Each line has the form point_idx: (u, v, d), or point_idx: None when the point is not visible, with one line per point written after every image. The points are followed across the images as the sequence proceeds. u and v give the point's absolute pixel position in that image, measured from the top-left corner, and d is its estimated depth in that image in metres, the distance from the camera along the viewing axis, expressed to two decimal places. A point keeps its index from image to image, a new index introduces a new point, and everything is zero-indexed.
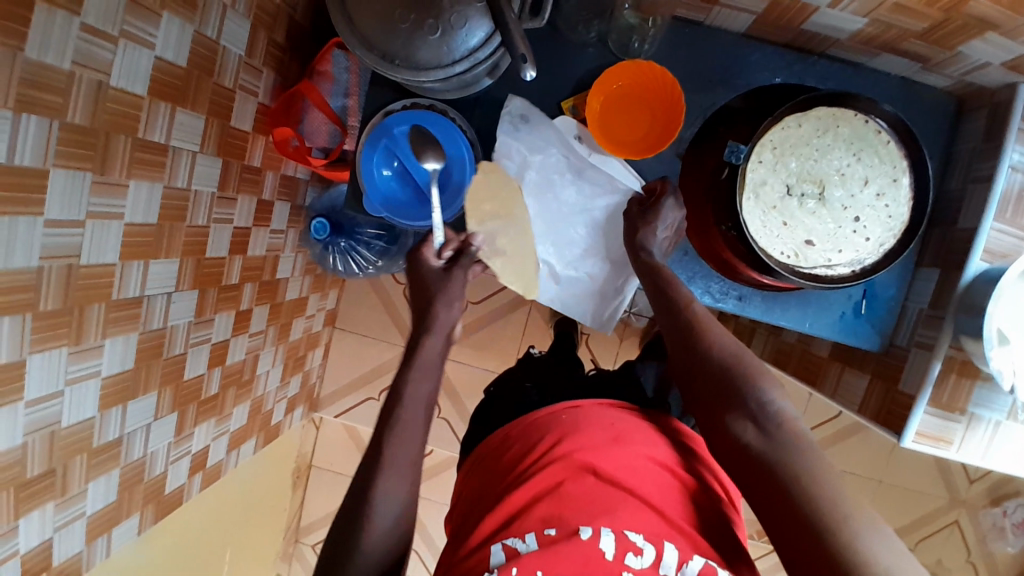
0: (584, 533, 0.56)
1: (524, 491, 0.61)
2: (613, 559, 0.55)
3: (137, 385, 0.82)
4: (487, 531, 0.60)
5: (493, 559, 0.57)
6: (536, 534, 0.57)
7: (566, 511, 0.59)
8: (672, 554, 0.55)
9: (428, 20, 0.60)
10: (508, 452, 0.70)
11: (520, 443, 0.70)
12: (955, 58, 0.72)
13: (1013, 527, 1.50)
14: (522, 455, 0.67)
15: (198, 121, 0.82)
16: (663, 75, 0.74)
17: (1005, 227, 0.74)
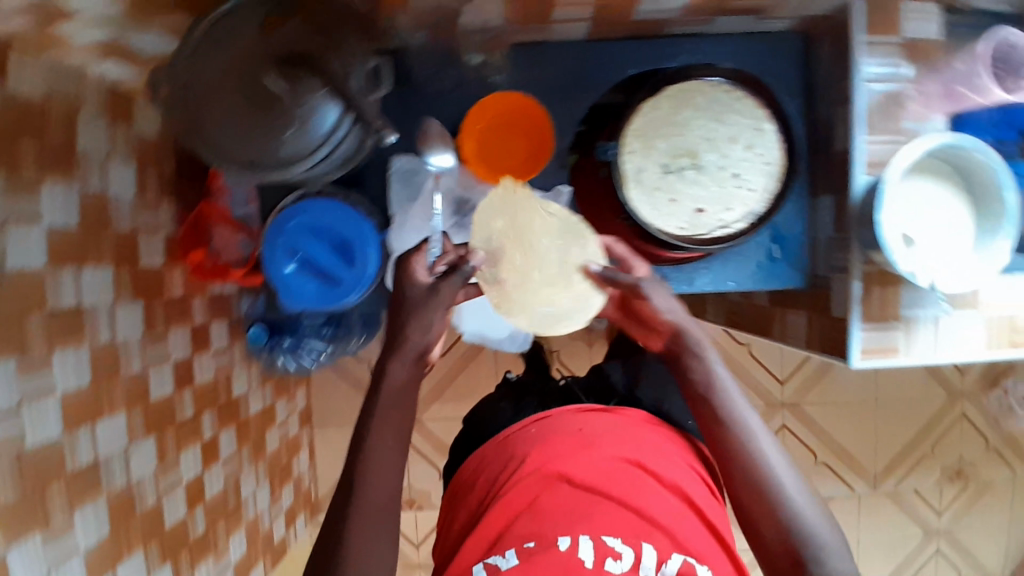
0: (563, 544, 0.65)
1: (502, 515, 0.69)
2: (593, 565, 0.63)
3: (120, 548, 0.82)
4: (470, 557, 0.68)
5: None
6: (516, 548, 0.66)
7: (544, 524, 0.67)
8: (651, 555, 0.65)
9: (280, 118, 0.63)
10: (482, 472, 0.78)
11: (493, 463, 0.78)
12: (782, 3, 0.75)
13: (1019, 403, 1.51)
14: (496, 473, 0.75)
15: (107, 272, 0.84)
16: (518, 99, 0.79)
17: (880, 136, 0.77)
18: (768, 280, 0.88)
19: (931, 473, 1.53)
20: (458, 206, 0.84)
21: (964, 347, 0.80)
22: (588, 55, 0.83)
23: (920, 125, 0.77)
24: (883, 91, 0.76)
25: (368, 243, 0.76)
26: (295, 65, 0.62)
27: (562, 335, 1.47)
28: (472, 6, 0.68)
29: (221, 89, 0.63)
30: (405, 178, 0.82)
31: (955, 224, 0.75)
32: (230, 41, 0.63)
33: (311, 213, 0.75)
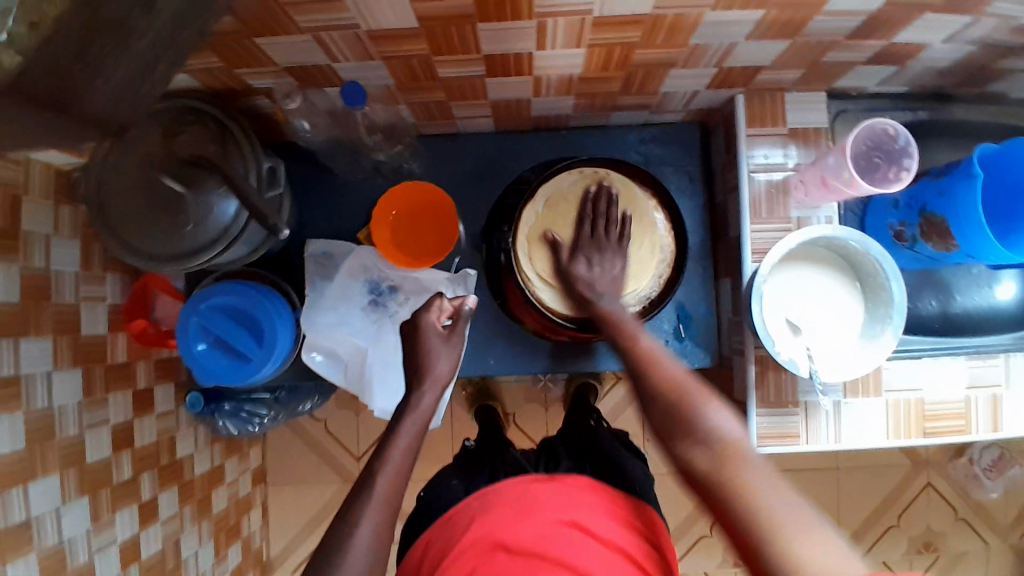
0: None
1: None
2: None
3: None
4: None
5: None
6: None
7: None
8: None
9: (181, 216, 0.69)
10: (429, 549, 0.72)
11: (440, 537, 0.72)
12: (666, 98, 0.82)
13: (985, 472, 1.47)
14: (440, 551, 0.70)
15: (46, 343, 0.89)
16: (422, 186, 0.84)
17: (766, 224, 0.81)
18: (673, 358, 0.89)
19: (897, 544, 1.48)
20: (374, 285, 0.87)
21: (866, 432, 0.83)
22: (498, 144, 0.89)
23: (811, 211, 0.82)
24: (769, 179, 0.82)
25: (277, 320, 0.81)
26: (194, 168, 0.69)
27: (518, 398, 1.47)
28: (369, 108, 0.74)
29: (125, 188, 0.69)
30: (320, 257, 0.87)
31: (841, 313, 0.78)
32: (135, 146, 0.69)
33: (222, 295, 0.80)
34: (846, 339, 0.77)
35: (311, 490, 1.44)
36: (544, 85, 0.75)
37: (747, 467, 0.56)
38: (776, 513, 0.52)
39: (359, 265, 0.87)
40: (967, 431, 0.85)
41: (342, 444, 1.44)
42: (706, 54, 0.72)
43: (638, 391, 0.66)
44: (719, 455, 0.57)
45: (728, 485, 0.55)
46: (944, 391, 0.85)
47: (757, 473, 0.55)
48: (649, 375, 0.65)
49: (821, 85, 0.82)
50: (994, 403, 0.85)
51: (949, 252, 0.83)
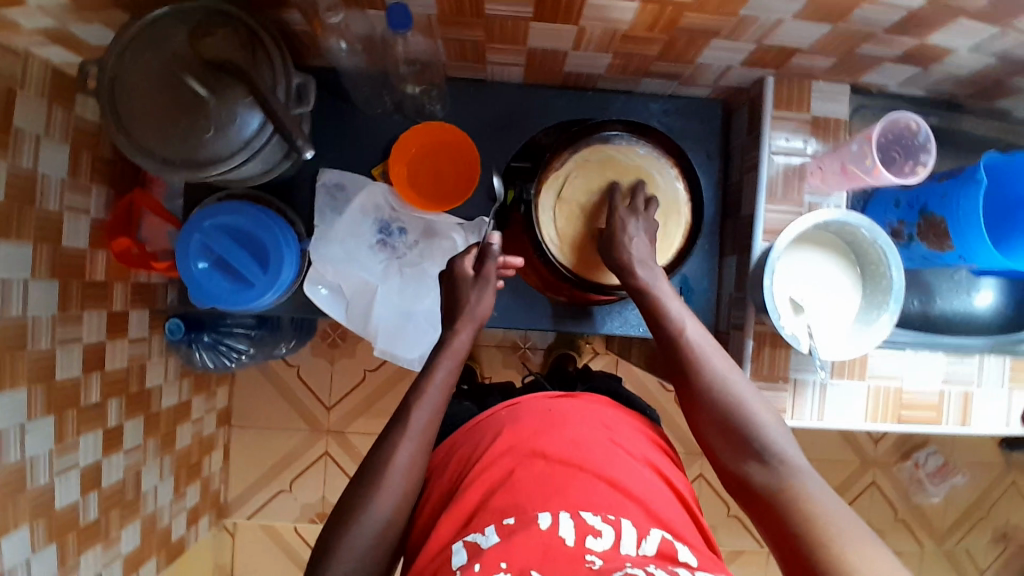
0: (544, 522, 0.61)
1: (476, 489, 0.67)
2: (574, 543, 0.59)
3: (4, 521, 0.82)
4: (446, 538, 0.64)
5: (455, 559, 0.61)
6: (494, 525, 0.62)
7: (520, 498, 0.64)
8: (630, 530, 0.62)
9: (201, 122, 0.66)
10: (455, 455, 0.75)
11: (467, 444, 0.76)
12: (699, 70, 0.82)
13: (929, 477, 1.57)
14: (468, 455, 0.73)
15: (25, 249, 0.84)
16: (450, 129, 0.82)
17: (779, 205, 0.82)
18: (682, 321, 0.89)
19: None
20: (384, 224, 0.86)
21: (846, 413, 0.86)
22: (523, 96, 0.87)
23: (823, 198, 0.84)
24: (789, 162, 0.83)
25: (282, 245, 0.78)
26: (219, 72, 0.65)
27: (494, 364, 1.47)
28: (405, 38, 0.72)
29: (146, 87, 0.66)
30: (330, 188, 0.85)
31: (842, 298, 0.80)
32: (160, 43, 0.65)
33: (229, 215, 0.77)
34: (842, 323, 0.80)
35: (276, 435, 1.41)
36: (586, 39, 0.74)
37: (805, 481, 0.61)
38: (827, 519, 0.56)
39: (370, 202, 0.85)
40: (938, 421, 0.89)
41: (311, 392, 1.41)
42: (754, 25, 0.72)
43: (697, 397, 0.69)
44: (780, 470, 0.62)
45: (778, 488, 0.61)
46: (922, 382, 0.88)
47: (814, 486, 0.60)
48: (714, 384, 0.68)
49: (849, 76, 0.84)
50: (964, 400, 0.89)
51: (943, 253, 0.85)
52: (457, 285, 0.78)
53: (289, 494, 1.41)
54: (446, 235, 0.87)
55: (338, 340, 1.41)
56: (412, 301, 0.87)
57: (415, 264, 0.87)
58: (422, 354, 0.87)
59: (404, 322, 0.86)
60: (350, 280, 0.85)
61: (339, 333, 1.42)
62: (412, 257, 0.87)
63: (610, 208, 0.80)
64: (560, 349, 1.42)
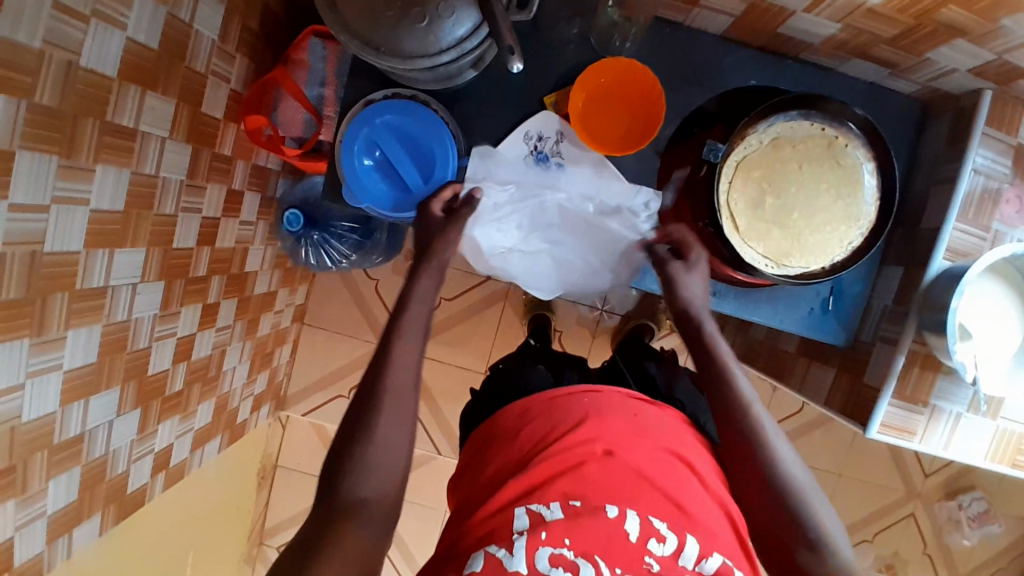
0: (611, 512, 0.61)
1: (549, 466, 0.64)
2: (636, 541, 0.59)
3: (100, 379, 0.80)
4: (507, 499, 0.64)
5: (517, 522, 0.61)
6: (561, 502, 0.61)
7: (587, 490, 0.62)
8: (692, 547, 0.60)
9: (415, 9, 0.60)
10: (525, 428, 0.71)
11: (540, 421, 0.71)
12: (923, 65, 0.75)
13: (968, 520, 1.53)
14: (542, 432, 0.69)
15: (169, 105, 0.80)
16: (644, 72, 0.75)
17: (966, 227, 0.77)
18: (829, 322, 0.86)
19: (865, 557, 1.54)
20: (543, 157, 0.81)
21: (969, 446, 0.80)
22: (716, 52, 0.81)
23: (1009, 229, 0.77)
24: (985, 185, 0.76)
25: (451, 158, 0.76)
26: None
27: (570, 318, 1.44)
28: None
29: None
30: (499, 110, 0.81)
31: (1008, 333, 0.75)
32: None
33: (400, 114, 0.74)
34: (1000, 359, 0.75)
35: (344, 341, 1.40)
36: (824, 5, 0.68)
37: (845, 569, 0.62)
38: None
39: (535, 130, 0.81)
40: None
41: (385, 308, 1.40)
42: (1002, 38, 0.65)
43: (747, 465, 0.68)
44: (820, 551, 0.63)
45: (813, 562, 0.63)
46: None
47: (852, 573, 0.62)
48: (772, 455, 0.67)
49: None
50: None
51: None
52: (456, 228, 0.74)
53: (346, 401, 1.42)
54: (608, 184, 0.81)
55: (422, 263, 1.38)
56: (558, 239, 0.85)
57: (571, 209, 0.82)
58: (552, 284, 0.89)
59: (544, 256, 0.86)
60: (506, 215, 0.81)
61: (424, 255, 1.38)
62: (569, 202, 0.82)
63: (802, 185, 0.73)
64: (640, 317, 1.39)
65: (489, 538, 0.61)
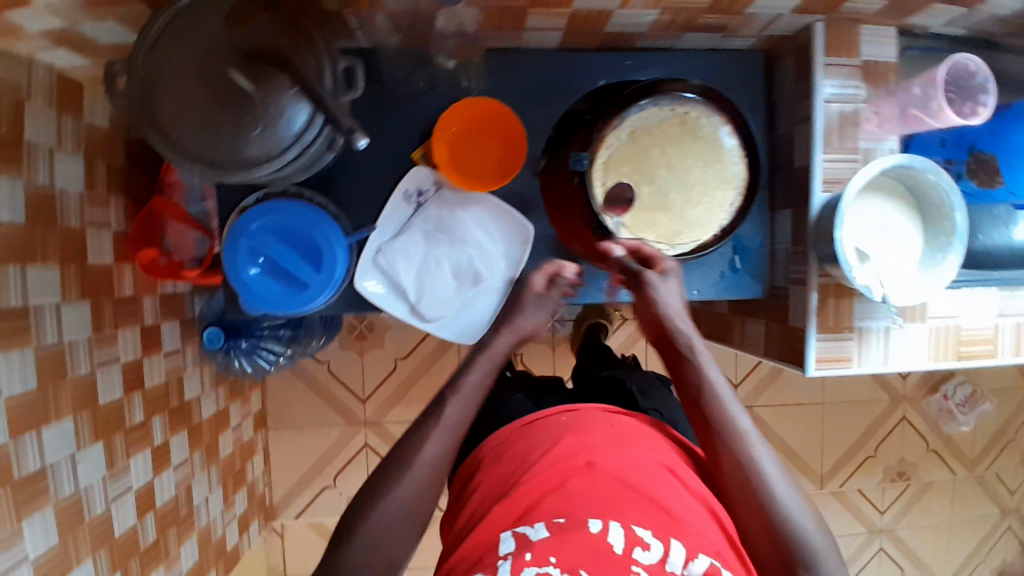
0: (595, 526, 0.61)
1: (532, 490, 0.66)
2: (622, 552, 0.60)
3: (70, 556, 0.80)
4: (495, 528, 0.65)
5: (504, 548, 0.62)
6: (546, 521, 0.62)
7: (573, 505, 0.64)
8: (678, 552, 0.61)
9: (246, 119, 0.61)
10: (508, 453, 0.74)
11: (523, 445, 0.75)
12: (747, 21, 0.77)
13: (958, 407, 1.57)
14: (525, 456, 0.72)
15: (53, 271, 0.80)
16: (498, 106, 0.78)
17: (835, 154, 0.80)
18: (744, 281, 0.89)
19: (874, 473, 1.57)
20: (422, 208, 0.82)
21: (910, 354, 0.85)
22: (560, 63, 0.84)
23: (877, 144, 0.81)
24: (842, 110, 0.79)
25: (338, 250, 0.74)
26: (261, 61, 0.60)
27: None
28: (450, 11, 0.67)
29: (184, 85, 0.61)
30: (373, 180, 0.82)
31: (904, 242, 0.78)
32: (193, 35, 0.61)
33: (272, 214, 0.73)
34: (907, 270, 0.78)
35: (313, 431, 1.39)
36: None
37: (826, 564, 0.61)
38: None
39: (412, 186, 0.82)
40: (994, 354, 0.89)
41: (345, 387, 1.39)
42: None
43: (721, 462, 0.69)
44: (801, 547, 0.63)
45: None
46: (979, 319, 0.88)
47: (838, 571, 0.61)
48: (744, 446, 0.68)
49: (897, 18, 0.79)
50: (1017, 331, 0.90)
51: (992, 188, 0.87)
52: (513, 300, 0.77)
53: (335, 490, 1.40)
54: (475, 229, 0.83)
55: (366, 332, 1.38)
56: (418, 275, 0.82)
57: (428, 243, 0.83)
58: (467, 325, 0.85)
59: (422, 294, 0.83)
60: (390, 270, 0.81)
61: (366, 324, 1.38)
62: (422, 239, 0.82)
63: (670, 168, 0.76)
64: (592, 317, 1.41)
65: (478, 565, 0.63)
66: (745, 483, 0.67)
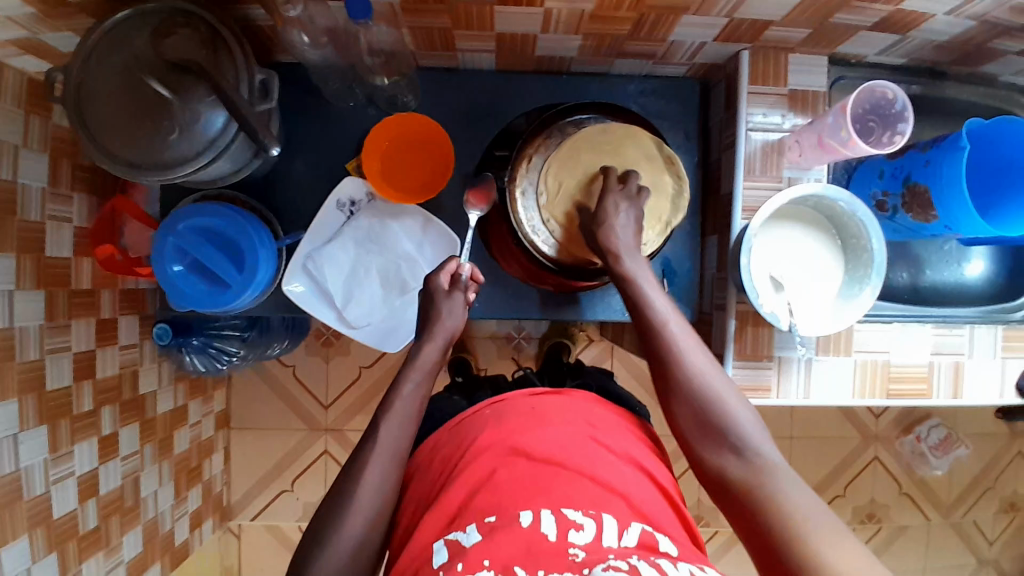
0: (525, 520, 0.59)
1: (459, 490, 0.64)
2: (556, 538, 0.57)
3: (3, 532, 0.83)
4: (429, 535, 0.62)
5: (437, 559, 0.59)
6: (476, 523, 0.60)
7: (501, 499, 0.62)
8: (612, 524, 0.60)
9: (165, 122, 0.66)
10: (438, 457, 0.72)
11: (451, 445, 0.73)
12: (673, 48, 0.80)
13: (932, 450, 1.52)
14: (453, 456, 0.70)
15: (8, 260, 0.84)
16: (425, 122, 0.81)
17: (760, 181, 0.81)
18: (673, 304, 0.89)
19: (843, 513, 1.52)
20: (353, 218, 0.85)
21: (834, 388, 0.84)
22: (496, 84, 0.87)
23: (802, 173, 0.82)
24: (766, 139, 0.81)
25: (261, 254, 0.78)
26: (181, 72, 0.66)
27: (490, 353, 1.44)
28: (369, 28, 0.71)
29: (111, 92, 0.66)
30: (310, 188, 0.86)
31: (822, 272, 0.78)
32: (122, 46, 0.66)
33: (201, 217, 0.76)
34: (824, 301, 0.78)
35: (275, 434, 1.42)
36: (554, 22, 0.73)
37: (779, 479, 0.61)
38: (801, 519, 0.57)
39: (345, 196, 0.85)
40: (929, 395, 0.86)
41: (308, 392, 1.42)
42: (717, 4, 0.70)
43: (674, 394, 0.69)
44: (756, 465, 0.63)
45: (770, 512, 0.58)
46: (912, 354, 0.85)
47: (793, 488, 0.60)
48: (696, 381, 0.68)
49: (826, 48, 0.80)
50: (956, 370, 0.86)
51: (929, 223, 0.82)
52: (428, 301, 0.78)
53: (292, 494, 1.42)
54: (405, 239, 0.86)
55: (333, 338, 1.41)
56: (346, 282, 0.85)
57: (356, 254, 0.85)
58: (391, 336, 0.87)
59: (348, 302, 0.85)
60: (318, 275, 0.84)
61: (333, 331, 1.42)
62: (352, 248, 0.85)
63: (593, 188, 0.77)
64: (555, 336, 1.42)
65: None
66: (702, 413, 0.67)
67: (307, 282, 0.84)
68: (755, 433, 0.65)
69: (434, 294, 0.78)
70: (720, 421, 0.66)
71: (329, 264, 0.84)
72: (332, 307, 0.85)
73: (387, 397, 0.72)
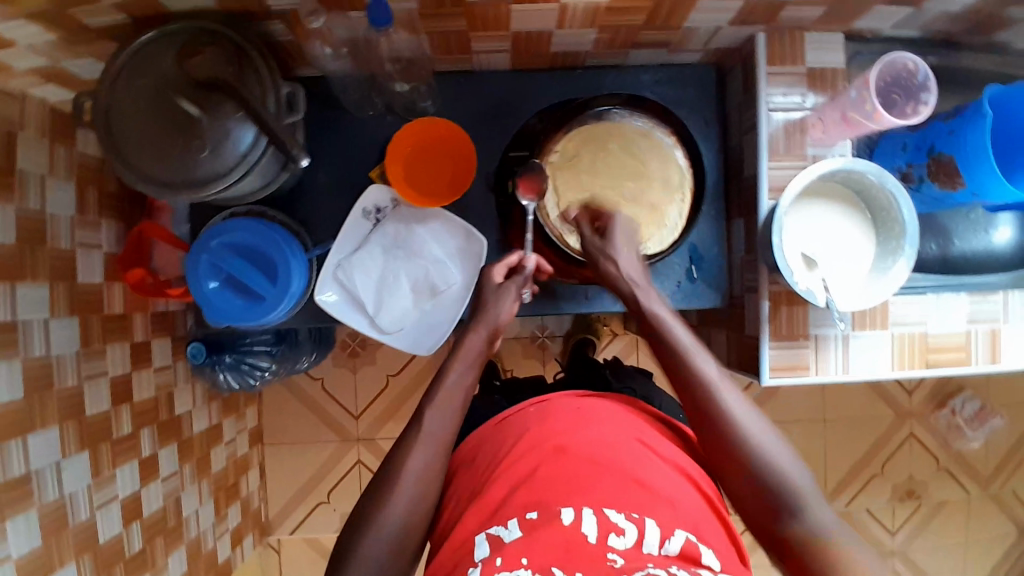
0: (567, 518, 0.59)
1: (500, 486, 0.64)
2: (596, 541, 0.58)
3: (53, 559, 0.84)
4: (468, 529, 0.63)
5: (478, 551, 0.60)
6: (518, 519, 0.60)
7: (544, 495, 0.62)
8: (653, 531, 0.59)
9: (196, 141, 0.67)
10: (480, 454, 0.72)
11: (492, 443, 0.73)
12: (689, 34, 0.80)
13: (968, 422, 1.51)
14: (495, 453, 0.70)
15: (43, 289, 0.84)
16: (447, 125, 0.81)
17: (783, 161, 0.81)
18: (702, 290, 0.89)
19: (881, 492, 1.51)
20: (380, 225, 0.86)
21: (872, 363, 0.84)
22: (512, 84, 0.88)
23: (826, 149, 0.82)
24: (787, 119, 0.81)
25: (293, 265, 0.79)
26: (208, 90, 0.67)
27: (515, 353, 1.45)
28: (389, 35, 0.72)
29: (140, 115, 0.67)
30: (336, 199, 0.87)
31: (853, 248, 0.78)
32: (147, 70, 0.67)
33: (231, 232, 0.77)
34: (857, 275, 0.77)
35: (308, 447, 1.43)
36: (569, 17, 0.73)
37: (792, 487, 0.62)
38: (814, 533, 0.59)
39: (371, 204, 0.86)
40: (967, 362, 0.85)
41: (338, 403, 1.43)
42: None
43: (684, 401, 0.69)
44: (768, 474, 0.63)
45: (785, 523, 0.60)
46: (949, 324, 0.85)
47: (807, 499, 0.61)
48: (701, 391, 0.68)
49: (841, 24, 0.80)
50: (993, 336, 0.86)
51: (956, 192, 0.82)
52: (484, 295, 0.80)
53: (329, 505, 1.43)
54: (433, 242, 0.86)
55: (359, 348, 1.42)
56: (376, 288, 0.85)
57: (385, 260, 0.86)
58: (427, 339, 0.87)
59: (380, 308, 0.85)
60: (349, 283, 0.84)
61: (358, 340, 1.43)
62: (381, 255, 0.86)
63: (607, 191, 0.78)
64: (580, 332, 1.42)
65: (453, 575, 0.60)
66: (709, 423, 0.67)
67: (340, 290, 0.85)
68: (766, 441, 0.65)
69: (487, 285, 0.80)
70: (729, 430, 0.65)
71: (360, 272, 0.85)
72: (364, 315, 0.85)
73: (432, 385, 0.72)
